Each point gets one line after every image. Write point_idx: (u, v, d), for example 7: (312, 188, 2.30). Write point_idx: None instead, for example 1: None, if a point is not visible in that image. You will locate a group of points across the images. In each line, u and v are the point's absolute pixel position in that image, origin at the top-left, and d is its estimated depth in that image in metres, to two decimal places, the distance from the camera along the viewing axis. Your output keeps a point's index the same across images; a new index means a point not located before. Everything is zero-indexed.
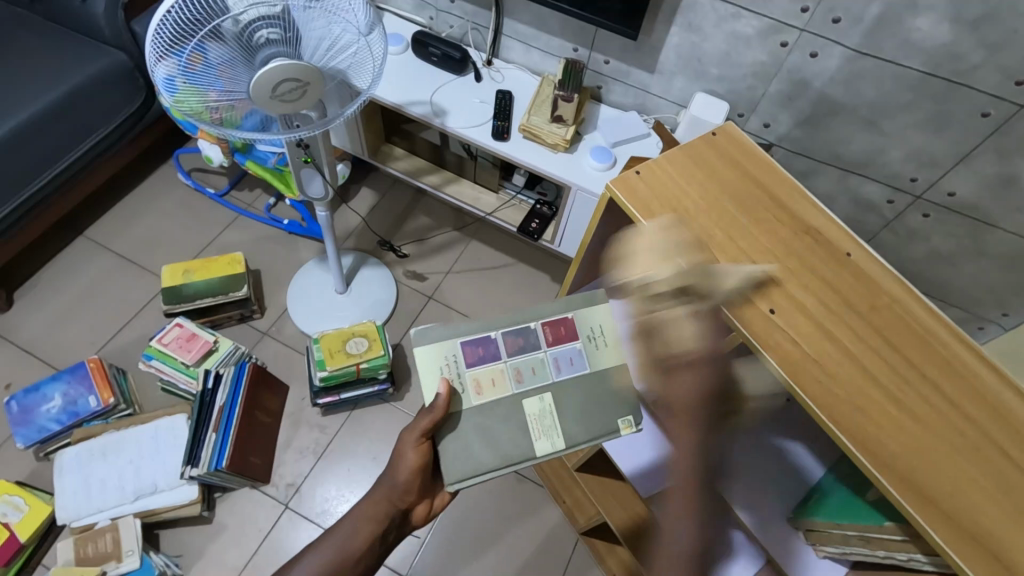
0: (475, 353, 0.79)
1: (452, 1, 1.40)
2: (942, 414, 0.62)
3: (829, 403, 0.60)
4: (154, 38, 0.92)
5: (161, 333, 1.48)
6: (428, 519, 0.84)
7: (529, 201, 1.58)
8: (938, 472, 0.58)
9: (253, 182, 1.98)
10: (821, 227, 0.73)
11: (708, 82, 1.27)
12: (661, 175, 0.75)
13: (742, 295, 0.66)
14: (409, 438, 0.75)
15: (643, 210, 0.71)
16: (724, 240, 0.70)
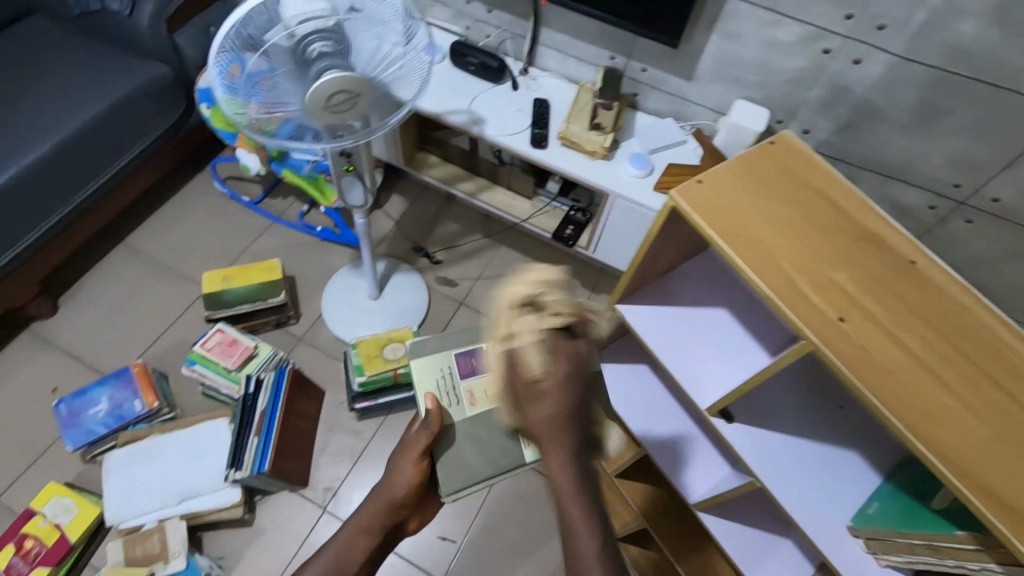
0: (468, 364, 0.96)
1: (489, 11, 1.42)
2: (1016, 423, 0.61)
3: (902, 411, 0.60)
4: (217, 51, 0.97)
5: (204, 338, 1.52)
6: (419, 527, 1.03)
7: (563, 207, 1.59)
8: (1018, 482, 0.57)
9: (286, 189, 2.01)
10: (885, 235, 0.72)
11: (747, 89, 1.26)
12: (722, 183, 0.73)
13: (815, 305, 0.65)
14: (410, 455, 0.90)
15: (707, 217, 0.70)
16: (789, 248, 0.69)
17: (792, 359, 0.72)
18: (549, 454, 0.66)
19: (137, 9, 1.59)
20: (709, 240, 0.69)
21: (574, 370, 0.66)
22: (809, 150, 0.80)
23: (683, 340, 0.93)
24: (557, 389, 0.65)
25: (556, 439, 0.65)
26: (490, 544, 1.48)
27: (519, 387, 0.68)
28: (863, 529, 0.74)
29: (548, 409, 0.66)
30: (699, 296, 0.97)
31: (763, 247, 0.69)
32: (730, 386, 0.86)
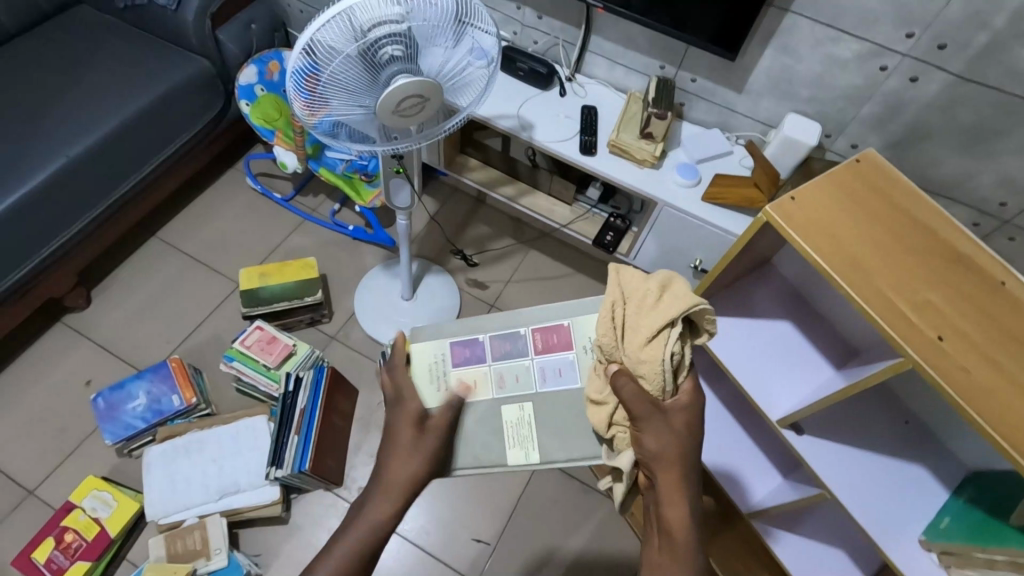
0: (461, 354, 0.94)
1: (539, 17, 1.43)
2: None
3: (1007, 429, 0.61)
4: (296, 62, 0.98)
5: (244, 335, 1.52)
6: None
7: (603, 214, 1.60)
8: None
9: (318, 186, 2.01)
10: (974, 256, 0.74)
11: (798, 103, 1.28)
12: (813, 199, 0.76)
13: (912, 323, 0.67)
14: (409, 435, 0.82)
15: (802, 234, 0.73)
16: (884, 267, 0.72)
17: (877, 378, 0.74)
18: (665, 482, 0.72)
19: (184, 4, 1.59)
20: (802, 253, 0.72)
21: (693, 390, 0.76)
22: (894, 170, 0.82)
23: (748, 351, 0.94)
24: (682, 411, 0.75)
25: (671, 465, 0.72)
26: (524, 547, 1.47)
27: (650, 413, 0.73)
28: (936, 543, 0.76)
29: (669, 427, 0.73)
30: (763, 308, 0.98)
31: (857, 265, 0.71)
32: (803, 400, 0.86)
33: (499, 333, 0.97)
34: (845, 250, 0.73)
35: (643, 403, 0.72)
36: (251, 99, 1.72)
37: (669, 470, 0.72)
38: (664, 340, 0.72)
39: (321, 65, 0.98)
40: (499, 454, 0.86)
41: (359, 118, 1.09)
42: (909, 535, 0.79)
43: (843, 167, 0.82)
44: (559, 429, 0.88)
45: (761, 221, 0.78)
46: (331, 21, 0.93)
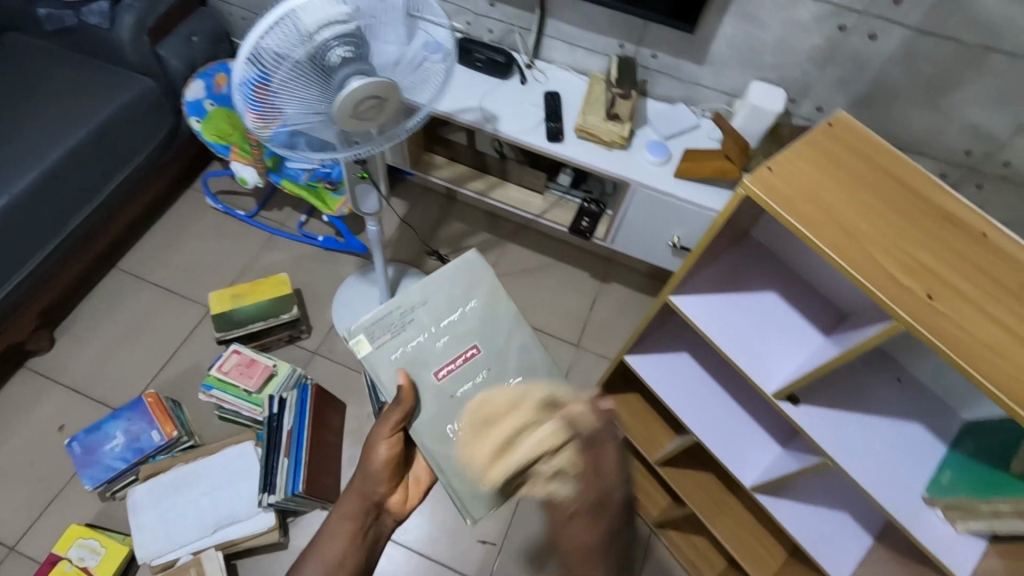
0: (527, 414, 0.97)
1: (492, 5, 1.39)
2: None
3: (1011, 385, 0.61)
4: (237, 68, 0.92)
5: (220, 361, 1.47)
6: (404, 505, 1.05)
7: (577, 200, 1.57)
8: None
9: (282, 200, 1.96)
10: (956, 209, 0.73)
11: (762, 70, 1.26)
12: (789, 167, 0.74)
13: (905, 286, 0.66)
14: (383, 434, 0.96)
15: (790, 208, 0.70)
16: (871, 231, 0.71)
17: (868, 345, 0.74)
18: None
19: (118, 21, 1.52)
20: (785, 223, 0.70)
21: (596, 501, 0.82)
22: (868, 130, 0.81)
23: (739, 323, 0.93)
24: (584, 519, 0.81)
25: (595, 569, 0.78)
26: (535, 543, 1.45)
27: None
28: (941, 498, 0.76)
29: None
30: (748, 280, 0.97)
31: (847, 233, 0.70)
32: (797, 369, 0.85)
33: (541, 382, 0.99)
34: (828, 215, 0.71)
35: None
36: (201, 114, 1.65)
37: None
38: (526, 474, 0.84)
39: (267, 74, 0.93)
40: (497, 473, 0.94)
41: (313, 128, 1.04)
42: (912, 491, 0.79)
43: (816, 131, 0.80)
44: (417, 357, 0.96)
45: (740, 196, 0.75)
46: (274, 27, 0.88)
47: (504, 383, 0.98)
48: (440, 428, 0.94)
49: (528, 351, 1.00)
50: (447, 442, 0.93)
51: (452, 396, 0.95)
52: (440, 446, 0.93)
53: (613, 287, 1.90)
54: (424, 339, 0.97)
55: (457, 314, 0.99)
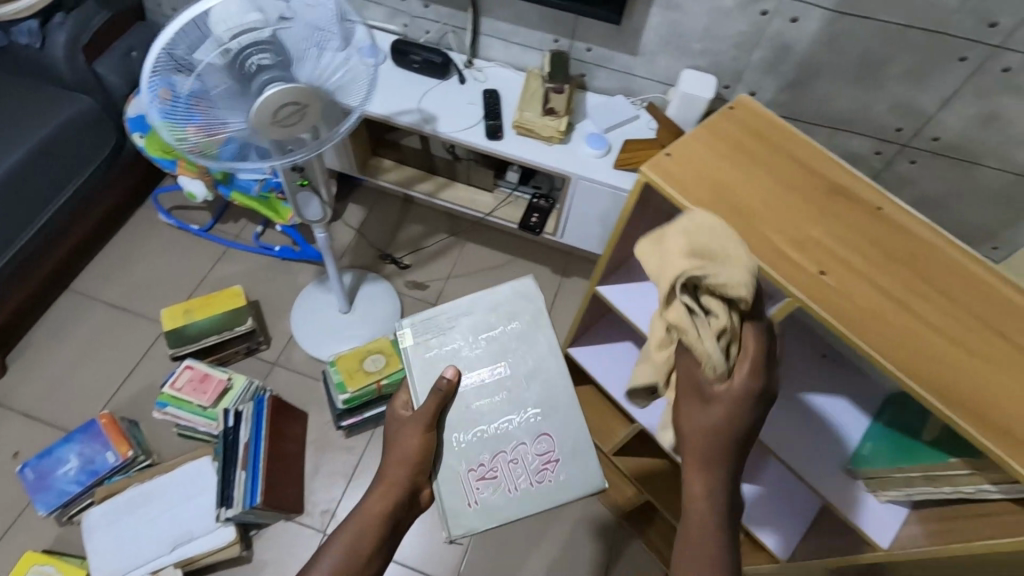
0: (540, 460, 0.86)
1: (426, 6, 1.39)
2: (988, 341, 0.67)
3: (896, 354, 0.64)
4: (150, 75, 0.92)
5: (173, 377, 1.45)
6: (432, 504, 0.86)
7: (526, 196, 1.57)
8: (992, 395, 0.62)
9: (237, 212, 1.94)
10: (854, 187, 0.77)
11: (693, 58, 1.28)
12: (689, 152, 0.76)
13: (798, 264, 0.69)
14: (417, 422, 0.82)
15: (685, 191, 0.72)
16: (768, 212, 0.73)
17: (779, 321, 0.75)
18: (694, 470, 0.64)
19: (51, 39, 1.51)
20: (683, 207, 0.72)
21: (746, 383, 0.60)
22: (771, 113, 0.83)
23: None
24: (731, 402, 0.60)
25: (709, 456, 0.62)
26: (500, 540, 1.45)
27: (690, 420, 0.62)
28: (862, 470, 0.78)
29: (710, 424, 0.61)
30: None
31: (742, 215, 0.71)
32: None
33: (561, 422, 0.87)
34: (727, 197, 0.73)
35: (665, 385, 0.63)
36: (144, 129, 1.63)
37: (691, 459, 0.64)
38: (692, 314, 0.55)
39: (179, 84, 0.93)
40: (505, 514, 0.83)
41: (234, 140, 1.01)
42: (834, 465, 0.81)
43: (720, 114, 0.83)
44: (449, 362, 0.88)
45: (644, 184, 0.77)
46: (184, 36, 0.91)
47: (518, 413, 0.87)
48: (448, 434, 0.85)
49: (556, 387, 0.89)
50: (452, 452, 0.84)
51: (469, 410, 0.86)
52: (448, 456, 0.84)
53: (574, 281, 1.91)
54: (460, 347, 0.89)
55: (496, 329, 0.90)
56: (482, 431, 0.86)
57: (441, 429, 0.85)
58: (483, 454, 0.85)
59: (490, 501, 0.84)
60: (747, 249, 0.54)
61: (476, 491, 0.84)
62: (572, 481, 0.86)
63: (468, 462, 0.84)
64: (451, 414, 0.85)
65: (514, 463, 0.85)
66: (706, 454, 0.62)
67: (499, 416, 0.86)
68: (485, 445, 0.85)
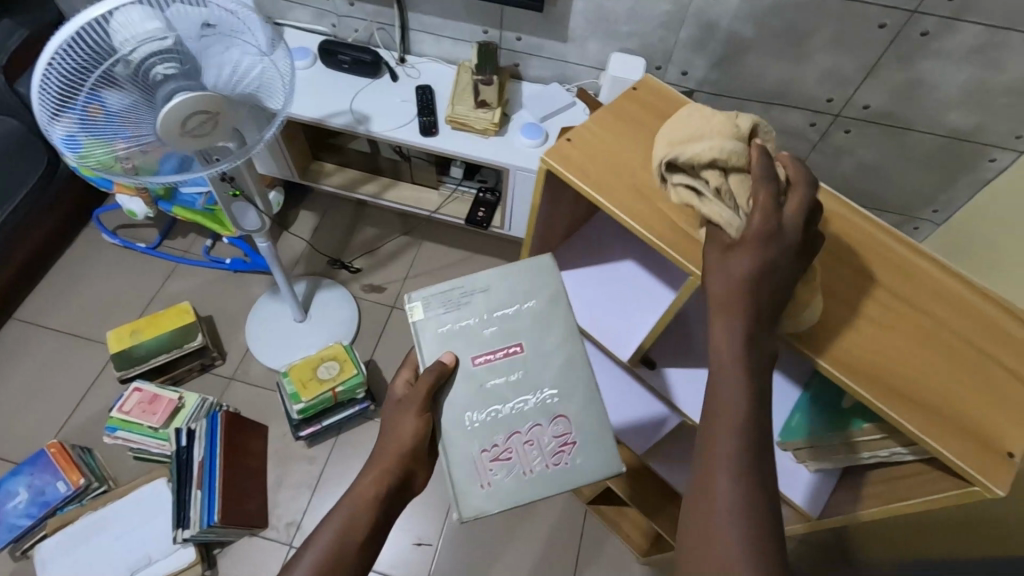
0: (556, 441, 0.76)
1: (351, 4, 1.36)
2: (885, 304, 0.70)
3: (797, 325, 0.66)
4: (39, 96, 0.84)
5: (121, 401, 1.42)
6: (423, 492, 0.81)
7: (471, 191, 1.56)
8: (888, 358, 0.65)
9: (185, 227, 1.90)
10: None
11: (622, 40, 1.27)
12: (588, 138, 0.76)
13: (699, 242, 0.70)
14: (411, 404, 0.76)
15: (583, 175, 0.72)
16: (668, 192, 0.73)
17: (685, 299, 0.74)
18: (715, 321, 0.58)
19: None
20: (583, 192, 0.72)
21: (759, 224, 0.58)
22: (675, 92, 0.84)
23: (596, 296, 0.95)
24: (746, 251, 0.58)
25: (733, 308, 0.57)
26: (468, 537, 1.45)
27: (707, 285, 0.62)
28: (788, 442, 0.79)
29: (731, 272, 0.58)
30: (605, 253, 1.00)
31: (638, 191, 0.72)
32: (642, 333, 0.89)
33: (580, 405, 0.77)
34: (628, 180, 0.73)
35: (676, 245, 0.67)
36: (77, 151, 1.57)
37: (715, 309, 0.58)
38: (681, 183, 0.66)
39: (65, 95, 0.85)
40: (514, 494, 0.74)
41: (135, 148, 0.98)
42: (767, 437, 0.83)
43: (624, 96, 0.83)
44: (466, 340, 0.78)
45: (545, 173, 0.77)
46: (72, 49, 0.82)
47: (533, 394, 0.77)
48: (459, 412, 0.76)
49: (574, 367, 0.78)
50: (461, 429, 0.75)
51: (482, 388, 0.77)
52: (455, 437, 0.75)
53: None
54: (474, 324, 0.78)
55: (513, 305, 0.79)
56: (495, 410, 0.76)
57: (447, 407, 0.76)
58: (496, 434, 0.75)
59: (501, 482, 0.74)
60: (722, 120, 0.65)
61: (488, 472, 0.74)
62: (597, 461, 0.75)
63: (477, 438, 0.75)
64: (460, 391, 0.76)
65: (525, 441, 0.75)
66: (728, 302, 0.58)
67: (513, 395, 0.77)
68: (500, 425, 0.76)
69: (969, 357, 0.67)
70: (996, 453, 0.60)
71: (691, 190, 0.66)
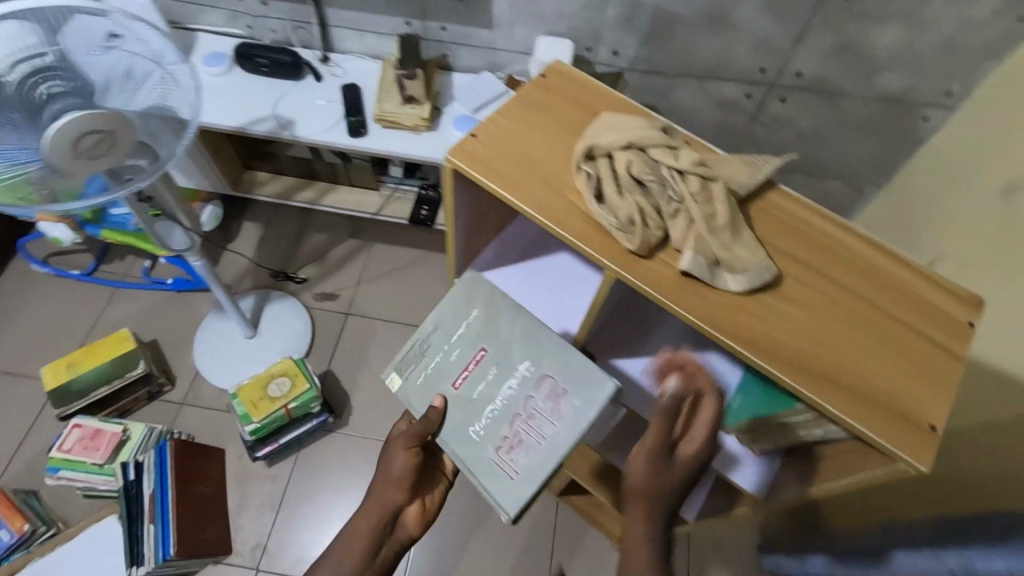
0: (550, 398, 0.75)
1: (264, 3, 1.29)
2: (807, 284, 0.68)
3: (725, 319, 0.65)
4: None
5: (60, 439, 1.36)
6: (421, 520, 0.88)
7: (413, 188, 1.52)
8: (813, 342, 0.65)
9: (121, 249, 1.81)
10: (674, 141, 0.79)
11: (549, 23, 1.23)
12: (496, 134, 0.75)
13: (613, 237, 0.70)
14: (398, 443, 0.84)
15: (491, 174, 0.71)
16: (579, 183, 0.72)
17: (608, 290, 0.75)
18: (635, 503, 0.71)
19: None
20: (491, 191, 0.71)
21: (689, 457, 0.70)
22: (586, 76, 0.82)
23: (532, 291, 0.92)
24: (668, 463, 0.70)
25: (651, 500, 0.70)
26: (440, 543, 1.42)
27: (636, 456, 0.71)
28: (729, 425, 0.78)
29: (655, 476, 0.70)
30: (540, 246, 0.98)
31: (547, 183, 0.71)
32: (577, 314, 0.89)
33: (555, 358, 0.76)
34: (537, 174, 0.72)
35: (593, 235, 0.68)
36: None
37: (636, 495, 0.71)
38: (592, 172, 0.70)
39: None
40: (545, 460, 0.73)
41: (47, 175, 0.90)
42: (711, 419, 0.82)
43: (534, 85, 0.81)
44: (441, 371, 0.80)
45: (456, 175, 0.76)
46: None
47: (513, 374, 0.77)
48: (463, 431, 0.77)
49: (538, 333, 0.78)
50: (471, 444, 0.76)
51: (469, 402, 0.78)
52: (470, 454, 0.76)
53: None
54: (442, 359, 0.81)
55: (462, 324, 0.81)
56: (490, 410, 0.77)
57: (449, 437, 0.77)
58: (501, 427, 0.76)
59: (528, 465, 0.73)
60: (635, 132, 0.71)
61: (510, 462, 0.74)
62: (595, 401, 0.73)
63: (486, 441, 0.76)
64: (446, 419, 0.78)
65: (525, 421, 0.75)
66: (640, 489, 0.70)
67: (499, 388, 0.77)
68: (500, 420, 0.76)
69: (888, 327, 0.67)
70: (921, 429, 0.61)
71: (593, 182, 0.70)
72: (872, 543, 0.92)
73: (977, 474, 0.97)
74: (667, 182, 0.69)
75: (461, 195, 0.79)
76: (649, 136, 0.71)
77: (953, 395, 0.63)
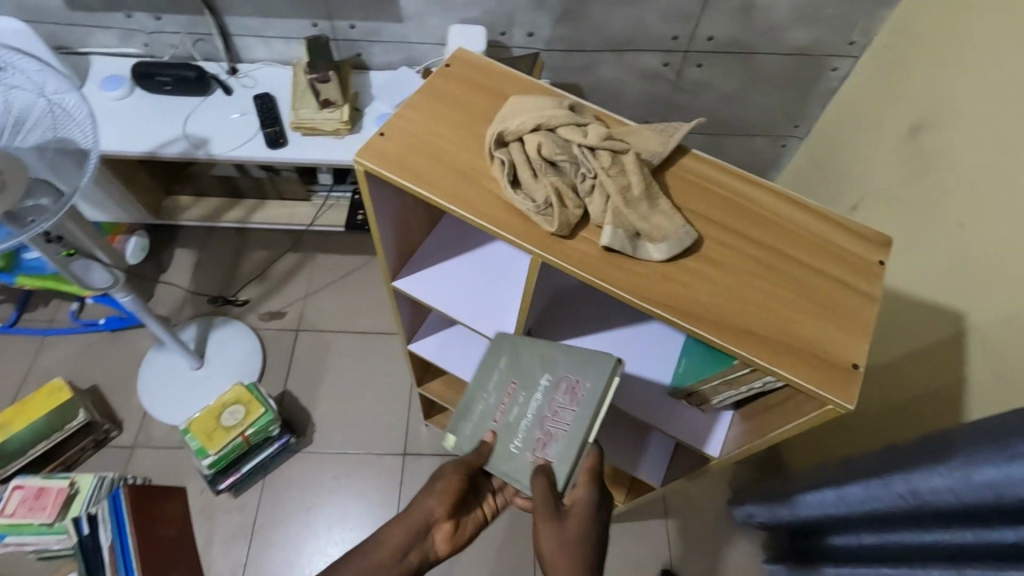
0: (569, 391, 0.73)
1: (157, 18, 1.23)
2: (727, 245, 0.70)
3: (652, 290, 0.66)
4: None
5: (1, 504, 1.28)
6: (453, 544, 0.80)
7: (346, 194, 1.48)
8: (737, 300, 0.67)
9: (44, 294, 1.70)
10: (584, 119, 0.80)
11: (459, 11, 1.21)
12: (403, 129, 0.74)
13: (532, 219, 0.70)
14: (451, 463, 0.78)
15: (401, 169, 0.70)
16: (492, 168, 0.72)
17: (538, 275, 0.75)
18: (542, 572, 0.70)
19: None
20: (403, 187, 0.70)
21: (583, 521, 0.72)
22: (490, 62, 0.83)
23: (469, 287, 0.91)
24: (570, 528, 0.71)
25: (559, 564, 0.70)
26: None
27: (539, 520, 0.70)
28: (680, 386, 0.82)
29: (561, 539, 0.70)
30: (474, 237, 0.97)
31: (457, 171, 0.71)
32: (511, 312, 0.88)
33: (567, 359, 0.75)
34: (447, 164, 0.72)
35: (512, 220, 0.69)
36: None
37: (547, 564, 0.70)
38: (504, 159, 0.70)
39: None
40: (574, 443, 0.71)
41: None
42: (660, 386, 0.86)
43: (438, 77, 0.81)
44: (478, 412, 0.80)
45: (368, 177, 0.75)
46: None
47: (537, 388, 0.76)
48: (506, 450, 0.75)
49: (551, 347, 0.78)
50: (516, 461, 0.74)
51: (506, 426, 0.77)
52: (515, 470, 0.73)
53: None
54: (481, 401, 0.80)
55: (492, 368, 0.81)
56: (523, 424, 0.76)
57: (499, 464, 0.75)
58: (534, 433, 0.75)
59: (562, 454, 0.71)
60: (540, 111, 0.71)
61: (543, 456, 0.73)
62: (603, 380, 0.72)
63: (524, 450, 0.74)
64: (496, 445, 0.77)
65: (553, 419, 0.74)
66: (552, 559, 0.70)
67: (526, 402, 0.77)
68: (533, 427, 0.75)
69: (805, 276, 0.69)
70: (843, 369, 0.64)
71: (511, 169, 0.70)
72: (828, 479, 0.96)
73: (917, 400, 1.03)
74: (579, 159, 0.69)
75: (380, 197, 0.78)
76: (558, 115, 0.71)
77: (870, 333, 0.67)
